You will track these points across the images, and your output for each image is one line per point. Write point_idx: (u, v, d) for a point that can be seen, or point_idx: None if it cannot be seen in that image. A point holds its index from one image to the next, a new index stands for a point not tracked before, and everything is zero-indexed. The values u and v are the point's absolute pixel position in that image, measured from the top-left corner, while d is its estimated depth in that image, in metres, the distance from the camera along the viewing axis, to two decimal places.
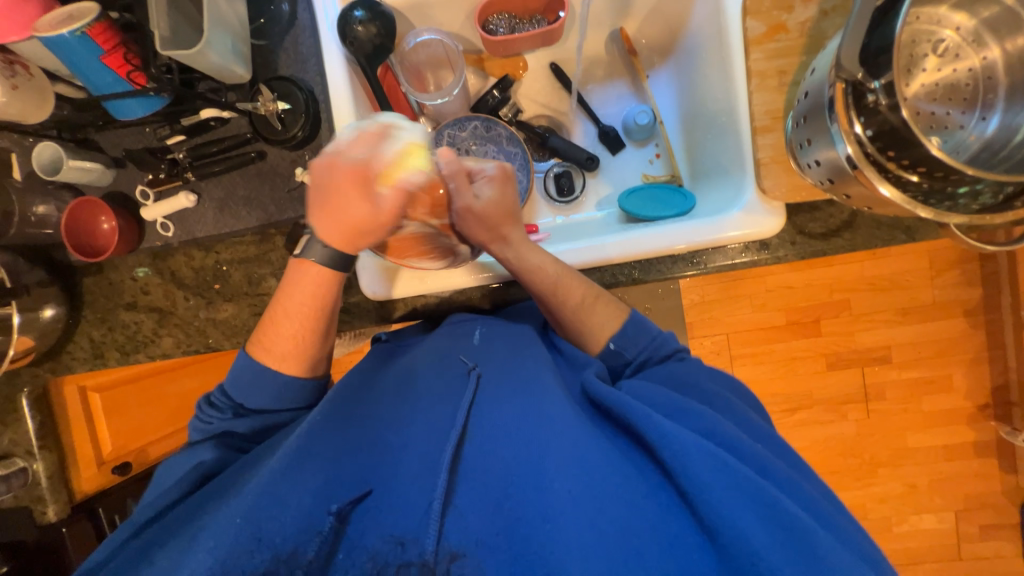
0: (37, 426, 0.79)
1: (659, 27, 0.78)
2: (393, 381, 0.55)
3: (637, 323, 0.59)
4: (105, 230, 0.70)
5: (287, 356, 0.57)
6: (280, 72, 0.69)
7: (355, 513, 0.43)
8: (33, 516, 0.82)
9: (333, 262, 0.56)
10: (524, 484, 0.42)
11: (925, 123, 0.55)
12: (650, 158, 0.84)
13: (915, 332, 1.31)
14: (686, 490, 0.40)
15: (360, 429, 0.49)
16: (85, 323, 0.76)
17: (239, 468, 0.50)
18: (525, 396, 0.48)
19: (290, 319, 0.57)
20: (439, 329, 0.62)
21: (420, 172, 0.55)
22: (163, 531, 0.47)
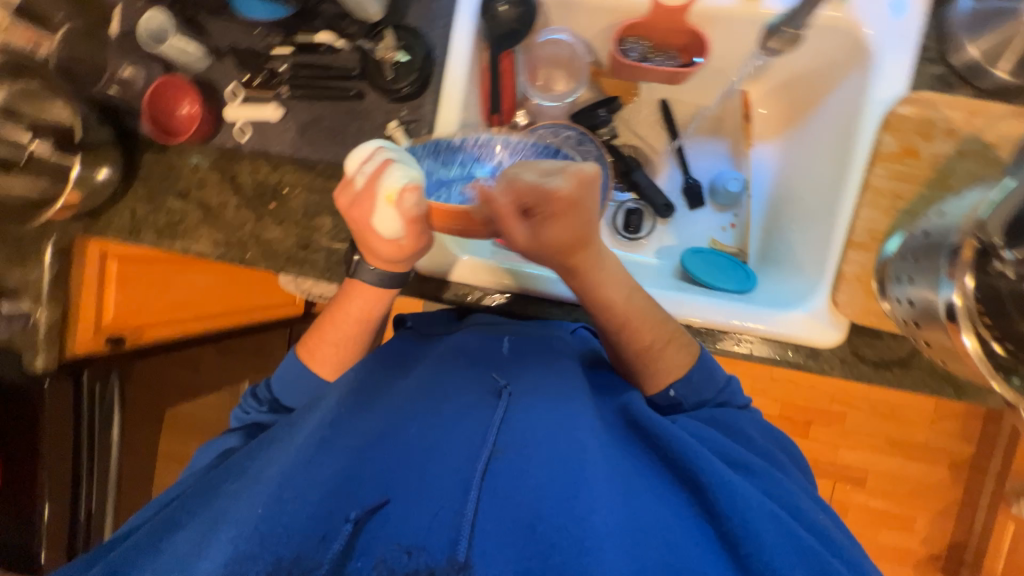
0: (52, 276, 0.81)
1: (785, 99, 0.76)
2: (428, 376, 0.56)
3: (705, 369, 0.59)
4: (183, 115, 0.71)
5: (331, 362, 0.63)
6: (407, 21, 0.67)
7: (372, 522, 0.44)
8: (20, 362, 0.83)
9: (383, 279, 0.62)
10: (563, 509, 0.42)
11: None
12: (724, 224, 0.82)
13: (896, 467, 1.31)
14: (735, 537, 0.42)
15: (390, 421, 0.51)
16: (132, 195, 0.75)
17: (244, 456, 0.54)
18: (559, 414, 0.49)
19: (337, 326, 0.63)
20: (468, 327, 0.64)
21: (410, 188, 0.56)
22: (181, 511, 0.49)
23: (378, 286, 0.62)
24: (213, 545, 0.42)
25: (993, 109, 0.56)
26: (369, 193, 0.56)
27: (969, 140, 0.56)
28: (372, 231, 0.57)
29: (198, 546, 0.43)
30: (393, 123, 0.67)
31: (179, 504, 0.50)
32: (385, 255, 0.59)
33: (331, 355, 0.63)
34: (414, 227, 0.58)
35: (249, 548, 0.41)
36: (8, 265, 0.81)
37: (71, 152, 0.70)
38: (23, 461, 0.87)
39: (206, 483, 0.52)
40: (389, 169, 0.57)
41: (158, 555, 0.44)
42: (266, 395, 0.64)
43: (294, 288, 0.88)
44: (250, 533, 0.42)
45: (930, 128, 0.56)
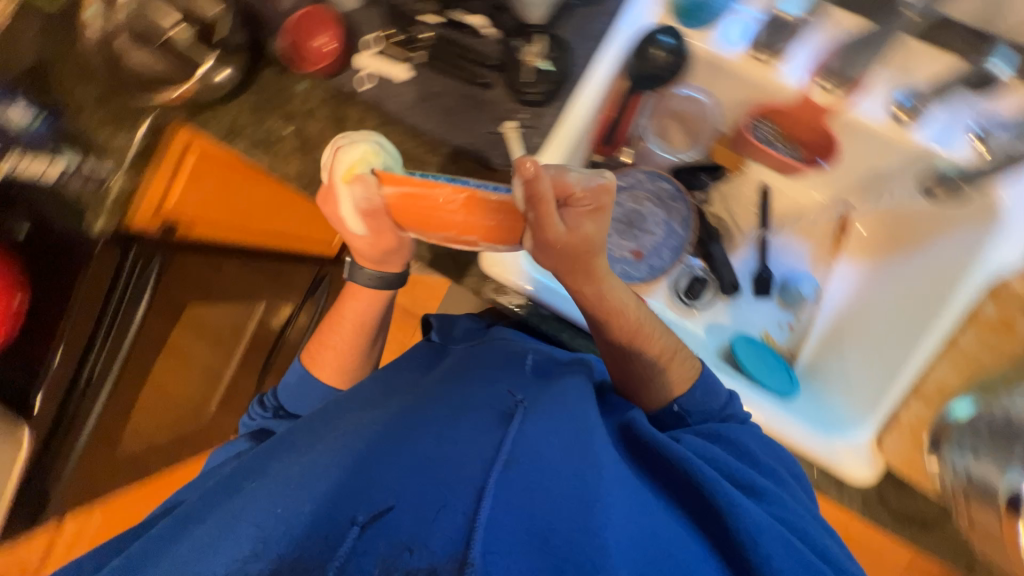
0: (138, 151, 0.85)
1: (888, 223, 0.75)
2: (452, 394, 0.59)
3: (707, 386, 0.63)
4: (313, 48, 0.72)
5: (330, 365, 0.80)
6: (559, 31, 0.67)
7: (376, 527, 0.42)
8: (83, 217, 0.87)
9: (377, 284, 0.72)
10: (575, 518, 0.43)
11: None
12: (781, 322, 0.81)
13: None
14: (743, 550, 0.45)
15: (412, 429, 0.53)
16: (241, 103, 0.77)
17: (259, 463, 0.57)
18: (572, 432, 0.51)
19: (338, 333, 0.79)
20: (498, 362, 0.66)
21: (364, 181, 0.54)
22: (197, 509, 0.51)
23: (370, 286, 0.72)
24: (232, 537, 0.44)
25: None
26: (332, 188, 0.57)
27: None
28: (346, 226, 0.60)
29: (216, 539, 0.45)
30: (510, 123, 0.67)
31: (196, 504, 0.52)
32: (362, 248, 0.64)
33: (331, 358, 0.80)
34: (382, 222, 0.58)
35: (258, 544, 0.43)
36: (104, 126, 0.84)
37: (205, 48, 0.73)
38: (46, 311, 0.87)
39: (222, 483, 0.56)
40: (342, 162, 0.56)
41: (176, 547, 0.46)
42: (272, 403, 0.81)
43: None
44: (257, 539, 0.43)
45: None
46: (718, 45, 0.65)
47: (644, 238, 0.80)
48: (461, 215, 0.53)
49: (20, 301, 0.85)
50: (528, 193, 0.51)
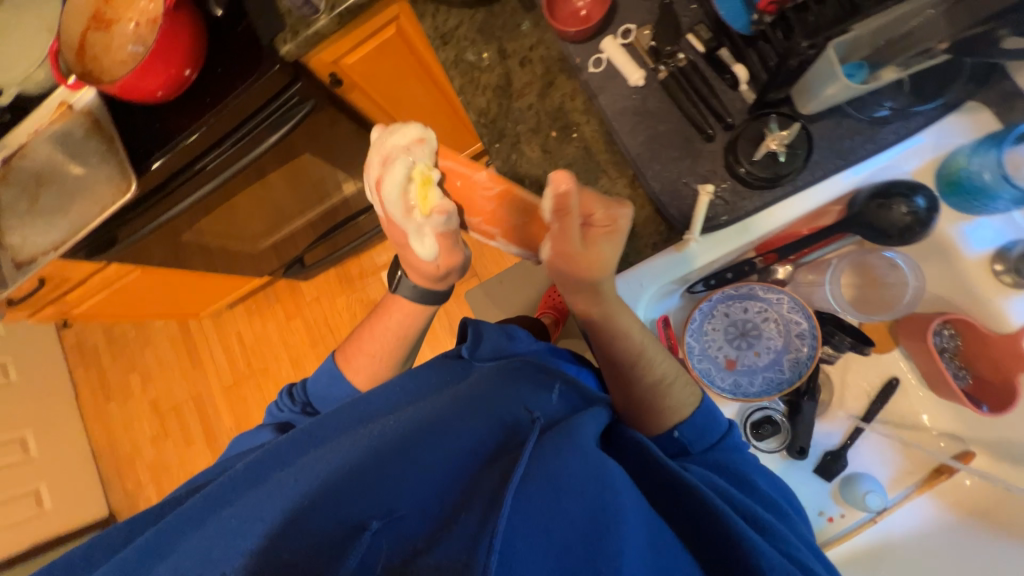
0: (354, 4, 0.84)
1: (1001, 497, 0.66)
2: (471, 402, 0.59)
3: (705, 415, 0.63)
4: (571, 9, 0.71)
5: (362, 367, 0.76)
6: (812, 127, 0.61)
7: (382, 528, 0.44)
8: (275, 35, 0.87)
9: (421, 294, 0.76)
10: (589, 550, 0.42)
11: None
12: (823, 510, 0.76)
13: None
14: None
15: (432, 435, 0.54)
16: (469, 16, 0.75)
17: (285, 446, 0.58)
18: (588, 452, 0.51)
19: (370, 339, 0.78)
20: (534, 379, 0.66)
21: (416, 202, 0.71)
22: (225, 487, 0.51)
23: (415, 298, 0.77)
24: (258, 524, 0.46)
25: None
26: (395, 225, 0.72)
27: None
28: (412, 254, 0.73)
29: (243, 527, 0.46)
30: (708, 185, 0.63)
31: (219, 484, 0.51)
32: (424, 276, 0.75)
33: (363, 362, 0.76)
34: (444, 239, 0.71)
35: (275, 534, 0.44)
36: None
37: None
38: (201, 92, 0.89)
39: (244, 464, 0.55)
40: (385, 189, 0.71)
41: (200, 530, 0.46)
42: (299, 396, 0.77)
43: None
44: (274, 528, 0.45)
45: None
46: (961, 235, 0.63)
47: (747, 353, 0.77)
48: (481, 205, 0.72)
49: (188, 76, 0.86)
50: (558, 206, 0.61)
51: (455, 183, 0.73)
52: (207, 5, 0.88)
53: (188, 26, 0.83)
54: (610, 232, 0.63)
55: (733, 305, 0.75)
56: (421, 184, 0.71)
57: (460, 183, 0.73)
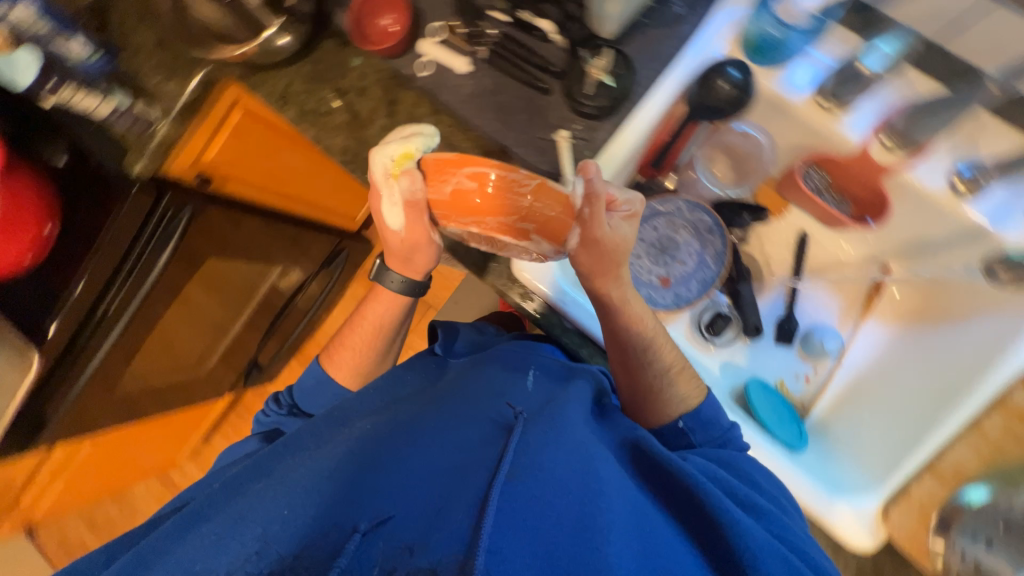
0: (187, 101, 0.84)
1: (927, 295, 0.73)
2: (450, 408, 0.60)
3: (711, 408, 0.65)
4: (380, 29, 0.73)
5: (347, 367, 0.80)
6: (626, 48, 0.66)
7: (375, 531, 0.43)
8: (123, 159, 0.87)
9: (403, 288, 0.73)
10: (580, 545, 0.43)
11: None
12: (798, 373, 0.79)
13: None
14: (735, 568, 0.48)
15: (413, 443, 0.54)
16: (296, 70, 0.77)
17: (263, 463, 0.59)
18: (572, 448, 0.53)
19: (353, 334, 0.80)
20: (500, 370, 0.68)
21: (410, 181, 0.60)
22: (206, 505, 0.53)
23: (398, 291, 0.74)
24: (237, 540, 0.45)
25: None
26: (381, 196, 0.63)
27: None
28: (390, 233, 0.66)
29: (220, 542, 0.46)
30: (563, 131, 0.67)
31: (202, 501, 0.53)
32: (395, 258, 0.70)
33: (346, 360, 0.80)
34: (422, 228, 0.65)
35: (254, 546, 0.44)
36: (156, 71, 0.84)
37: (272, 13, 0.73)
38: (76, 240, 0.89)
39: (219, 485, 0.57)
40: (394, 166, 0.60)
41: (181, 545, 0.47)
42: (286, 400, 0.83)
43: None
44: (258, 537, 0.45)
45: None
46: (785, 87, 0.66)
47: (674, 266, 0.78)
48: (490, 192, 0.54)
49: (49, 231, 0.86)
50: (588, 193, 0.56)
51: (449, 174, 0.56)
52: (50, 159, 0.88)
53: (29, 187, 0.84)
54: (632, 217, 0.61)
55: (653, 233, 0.78)
56: (403, 159, 0.60)
57: (491, 187, 0.54)
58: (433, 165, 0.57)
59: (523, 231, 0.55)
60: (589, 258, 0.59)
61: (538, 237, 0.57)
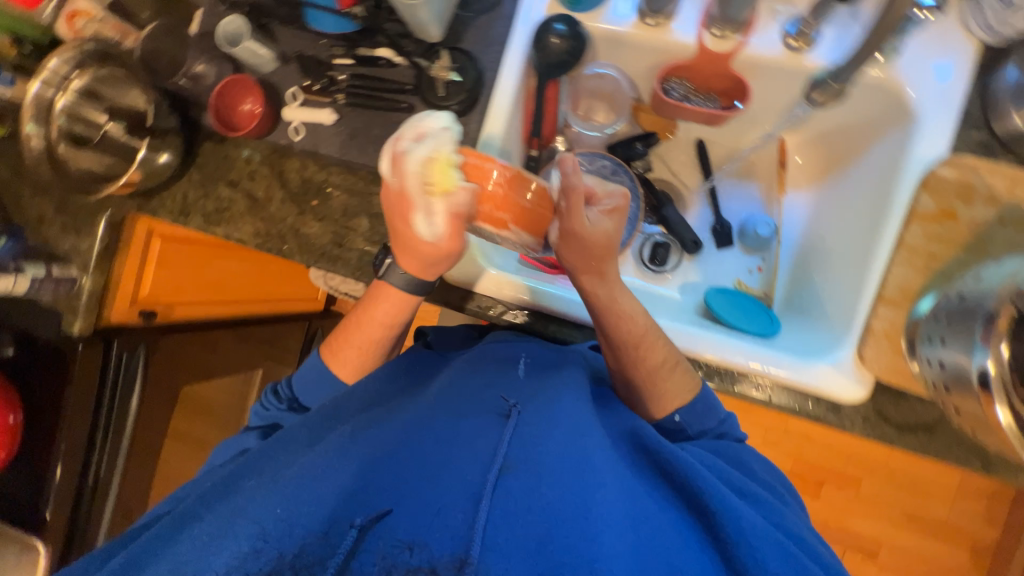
0: (101, 247, 0.86)
1: (824, 147, 0.76)
2: (444, 399, 0.58)
3: (707, 402, 0.62)
4: (244, 111, 0.76)
5: (351, 365, 0.70)
6: (463, 44, 0.70)
7: (374, 529, 0.46)
8: (61, 324, 0.87)
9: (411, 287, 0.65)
10: (572, 529, 0.44)
11: (937, 313, 0.50)
12: (750, 267, 0.81)
13: (890, 535, 1.40)
14: (735, 559, 0.47)
15: (406, 436, 0.53)
16: (187, 180, 0.80)
17: (258, 458, 0.58)
18: (571, 429, 0.53)
19: (361, 332, 0.69)
20: (488, 352, 0.68)
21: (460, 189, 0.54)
22: (196, 506, 0.52)
23: (406, 291, 0.65)
24: (230, 540, 0.45)
25: None
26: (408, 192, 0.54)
27: (1011, 208, 0.55)
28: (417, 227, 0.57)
29: (214, 539, 0.46)
30: None
31: (193, 503, 0.53)
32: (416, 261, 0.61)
33: (349, 356, 0.70)
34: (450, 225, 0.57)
35: (251, 546, 0.44)
36: (63, 234, 0.86)
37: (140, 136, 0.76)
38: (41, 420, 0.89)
39: (202, 490, 0.55)
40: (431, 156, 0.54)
41: (173, 546, 0.47)
42: (286, 394, 0.73)
43: (322, 283, 0.93)
44: (255, 534, 0.45)
45: (970, 193, 0.56)
46: (610, 21, 0.67)
47: None
48: (496, 183, 0.55)
49: (15, 420, 0.87)
50: (567, 188, 0.58)
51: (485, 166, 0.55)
52: None
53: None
54: (615, 211, 0.61)
55: None
56: (448, 171, 0.54)
57: (487, 189, 0.55)
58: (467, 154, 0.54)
59: (501, 221, 0.56)
60: (571, 248, 0.60)
61: (513, 229, 0.58)
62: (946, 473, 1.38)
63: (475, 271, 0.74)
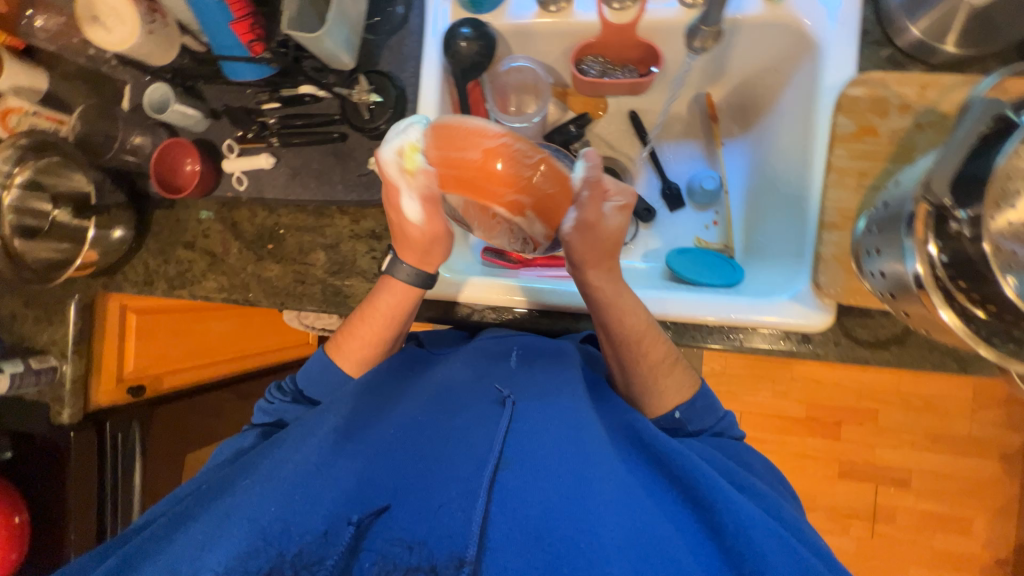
0: (76, 331, 0.86)
1: (746, 93, 0.77)
2: (438, 397, 0.60)
3: (707, 400, 0.64)
4: (186, 171, 0.77)
5: (357, 359, 0.68)
6: (380, 66, 0.73)
7: (375, 524, 0.49)
8: (49, 415, 0.88)
9: (415, 279, 0.64)
10: (568, 524, 0.45)
11: (872, 225, 0.50)
12: (706, 223, 0.83)
13: (920, 462, 1.37)
14: (735, 551, 0.45)
15: (410, 436, 0.55)
16: (145, 250, 0.82)
17: (255, 454, 0.57)
18: (565, 422, 0.53)
19: (369, 324, 0.66)
20: (476, 344, 0.68)
21: (423, 171, 0.57)
22: (190, 509, 0.52)
23: (409, 284, 0.65)
24: (224, 537, 0.45)
25: (944, 80, 0.57)
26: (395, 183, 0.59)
27: (925, 112, 0.56)
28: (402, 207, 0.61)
29: (209, 535, 0.46)
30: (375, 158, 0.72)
31: (196, 496, 0.54)
32: (416, 242, 0.64)
33: (356, 350, 0.67)
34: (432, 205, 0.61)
35: (250, 544, 0.45)
36: (37, 325, 0.86)
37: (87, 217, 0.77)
38: (52, 511, 0.91)
39: (199, 490, 0.55)
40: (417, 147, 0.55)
41: (168, 544, 0.47)
42: (291, 387, 0.70)
43: (298, 323, 0.93)
44: (255, 532, 0.46)
45: (884, 105, 0.57)
46: (513, 15, 0.70)
47: None
48: (507, 167, 0.51)
49: (21, 519, 0.87)
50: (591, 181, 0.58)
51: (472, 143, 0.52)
52: None
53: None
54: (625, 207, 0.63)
55: None
56: (412, 153, 0.56)
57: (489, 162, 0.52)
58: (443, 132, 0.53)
59: (517, 206, 0.53)
60: (584, 240, 0.60)
61: (533, 216, 0.55)
62: (960, 387, 1.36)
63: (456, 283, 0.73)
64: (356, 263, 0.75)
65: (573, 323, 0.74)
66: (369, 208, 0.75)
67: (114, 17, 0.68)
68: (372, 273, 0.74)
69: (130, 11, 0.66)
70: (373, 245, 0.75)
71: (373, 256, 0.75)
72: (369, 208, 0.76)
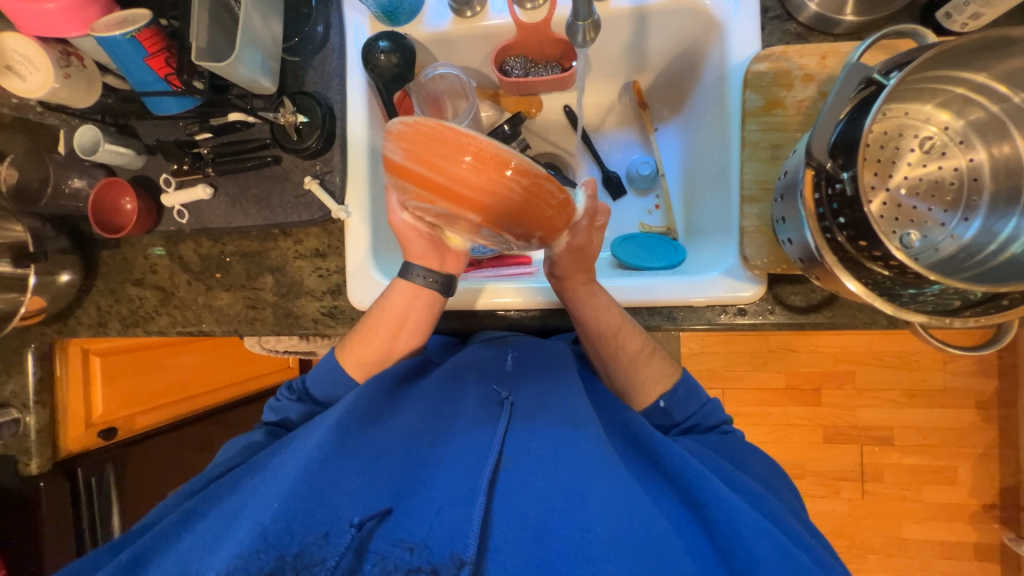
0: (36, 381, 0.86)
1: (669, 78, 0.79)
2: (432, 403, 0.59)
3: (688, 387, 0.64)
4: (126, 210, 0.76)
5: (366, 360, 0.65)
6: (306, 87, 0.74)
7: (379, 528, 0.47)
8: (15, 467, 0.88)
9: (435, 281, 0.64)
10: (566, 522, 0.45)
11: (779, 193, 0.54)
12: (649, 208, 0.84)
13: (903, 417, 1.39)
14: (728, 549, 0.44)
15: (412, 440, 0.55)
16: (95, 292, 0.82)
17: (260, 456, 0.56)
18: (564, 424, 0.53)
19: (380, 323, 0.64)
20: (476, 343, 0.67)
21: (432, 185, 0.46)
22: (202, 505, 0.51)
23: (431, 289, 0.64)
24: (229, 541, 0.44)
25: (843, 48, 0.58)
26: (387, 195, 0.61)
27: (828, 81, 0.58)
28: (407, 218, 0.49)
29: (216, 540, 0.45)
30: (309, 178, 0.72)
31: (205, 494, 0.52)
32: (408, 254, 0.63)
33: (364, 353, 0.65)
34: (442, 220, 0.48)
35: (254, 545, 0.43)
36: None
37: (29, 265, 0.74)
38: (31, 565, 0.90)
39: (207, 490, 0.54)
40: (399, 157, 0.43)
41: (179, 544, 0.47)
42: (299, 386, 0.68)
43: (261, 348, 0.93)
44: (257, 534, 0.44)
45: (788, 78, 0.59)
46: (431, 24, 0.72)
47: None
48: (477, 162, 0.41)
49: None
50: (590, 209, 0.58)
51: (459, 151, 0.41)
52: None
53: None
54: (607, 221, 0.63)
55: None
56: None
57: (466, 164, 0.41)
58: (414, 147, 0.41)
59: (529, 234, 0.48)
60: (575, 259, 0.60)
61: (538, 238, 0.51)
62: None
63: (465, 292, 0.70)
64: (304, 283, 0.76)
65: (519, 320, 0.72)
66: (311, 228, 0.76)
67: (29, 63, 0.68)
68: (321, 291, 0.75)
69: (43, 56, 0.67)
70: (319, 264, 0.75)
71: (320, 274, 0.75)
72: (310, 227, 0.76)
